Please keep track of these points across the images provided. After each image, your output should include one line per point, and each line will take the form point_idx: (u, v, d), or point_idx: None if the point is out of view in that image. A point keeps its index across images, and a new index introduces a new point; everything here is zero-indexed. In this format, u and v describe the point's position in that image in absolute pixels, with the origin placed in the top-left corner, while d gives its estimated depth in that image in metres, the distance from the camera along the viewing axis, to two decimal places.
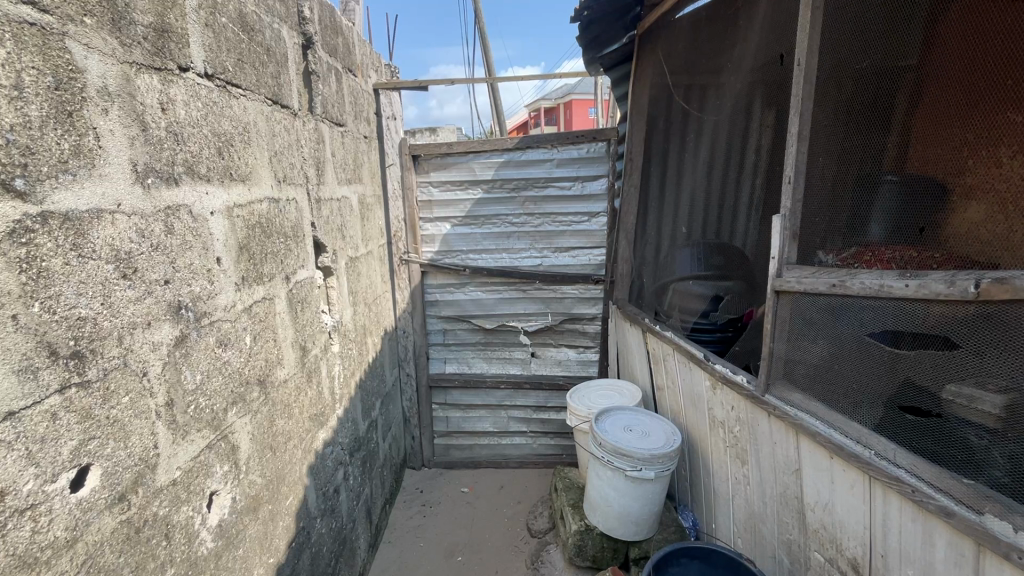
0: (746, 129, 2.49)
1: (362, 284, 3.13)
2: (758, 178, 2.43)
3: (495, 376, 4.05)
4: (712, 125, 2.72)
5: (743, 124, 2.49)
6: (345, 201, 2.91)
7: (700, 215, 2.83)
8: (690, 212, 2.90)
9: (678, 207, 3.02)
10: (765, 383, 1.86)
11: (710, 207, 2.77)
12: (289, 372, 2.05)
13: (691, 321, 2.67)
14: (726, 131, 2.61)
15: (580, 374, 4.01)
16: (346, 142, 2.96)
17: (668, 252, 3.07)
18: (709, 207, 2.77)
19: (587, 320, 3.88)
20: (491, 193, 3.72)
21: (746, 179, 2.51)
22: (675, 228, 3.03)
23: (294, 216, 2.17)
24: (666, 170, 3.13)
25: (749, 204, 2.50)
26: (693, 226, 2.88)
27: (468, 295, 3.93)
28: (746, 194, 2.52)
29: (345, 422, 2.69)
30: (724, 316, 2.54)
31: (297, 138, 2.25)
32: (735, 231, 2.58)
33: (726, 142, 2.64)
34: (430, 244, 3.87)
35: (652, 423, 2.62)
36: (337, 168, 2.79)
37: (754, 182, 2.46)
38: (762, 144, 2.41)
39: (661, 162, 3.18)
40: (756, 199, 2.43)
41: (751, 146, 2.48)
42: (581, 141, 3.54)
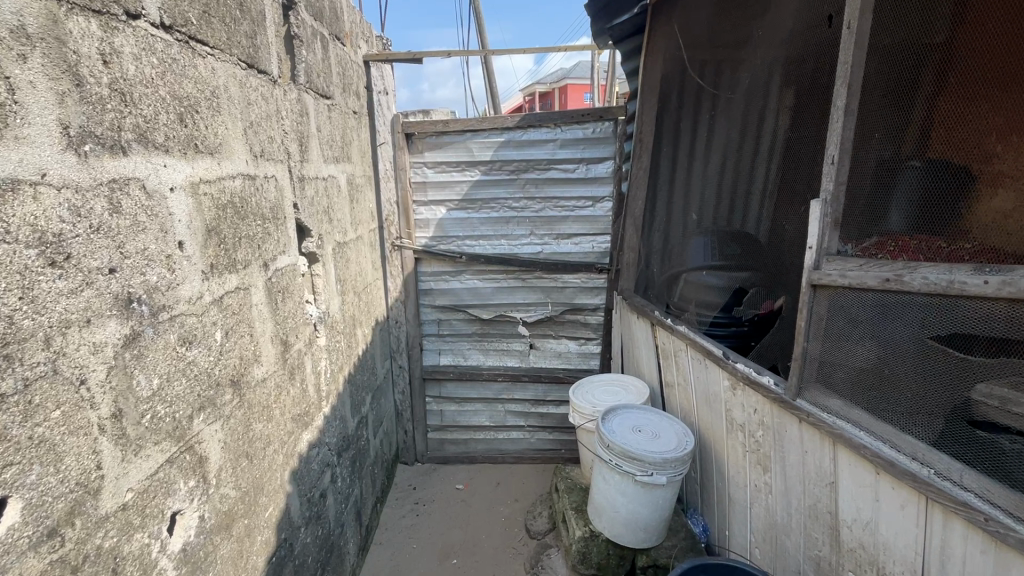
0: (762, 112, 2.50)
1: (350, 272, 2.91)
2: (773, 162, 2.46)
3: (492, 369, 3.87)
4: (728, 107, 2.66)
5: (759, 106, 2.49)
6: (333, 181, 2.68)
7: (712, 200, 2.72)
8: (705, 197, 2.75)
9: (689, 192, 2.88)
10: (797, 386, 1.68)
11: (718, 190, 2.70)
12: (268, 370, 1.84)
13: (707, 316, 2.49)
14: (746, 114, 2.56)
15: (581, 367, 3.84)
16: (333, 116, 2.71)
17: (677, 243, 2.90)
18: (720, 191, 2.69)
19: (589, 311, 3.69)
20: (490, 175, 3.50)
21: (760, 163, 2.51)
22: (685, 214, 2.88)
23: (273, 196, 1.94)
24: (677, 154, 2.97)
25: (766, 190, 2.49)
26: (704, 212, 2.74)
27: (464, 284, 3.73)
28: (759, 177, 2.52)
29: (332, 420, 2.50)
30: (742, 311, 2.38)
31: (277, 109, 2.02)
32: (745, 217, 2.55)
33: (744, 126, 2.58)
34: (424, 229, 3.65)
35: (662, 424, 2.47)
36: (323, 145, 2.55)
37: (769, 166, 2.47)
38: (779, 128, 2.42)
39: (672, 146, 3.00)
40: (772, 184, 2.45)
41: (767, 130, 2.48)
42: (586, 120, 3.30)
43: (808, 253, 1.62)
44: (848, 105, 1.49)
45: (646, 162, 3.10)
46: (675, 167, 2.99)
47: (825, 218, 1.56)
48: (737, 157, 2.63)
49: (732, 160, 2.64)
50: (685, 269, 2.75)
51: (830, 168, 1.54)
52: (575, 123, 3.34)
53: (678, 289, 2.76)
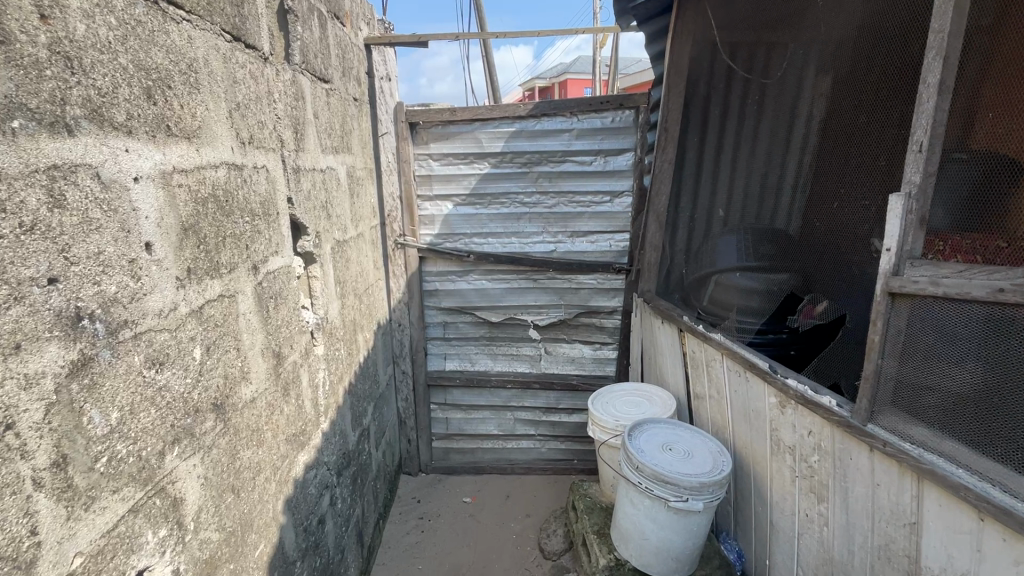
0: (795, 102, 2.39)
1: (350, 273, 2.68)
2: (807, 155, 2.31)
3: (501, 375, 3.65)
4: (762, 95, 2.55)
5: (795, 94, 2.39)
6: (332, 174, 2.44)
7: (741, 194, 2.56)
8: (737, 190, 2.60)
9: (717, 185, 2.73)
10: (868, 410, 1.46)
11: (748, 183, 2.55)
12: (258, 389, 1.62)
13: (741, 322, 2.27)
14: (779, 102, 2.47)
15: (595, 373, 3.62)
16: (332, 103, 2.47)
17: (702, 241, 2.74)
18: (751, 184, 2.53)
19: (605, 313, 3.47)
20: (500, 168, 3.26)
21: (793, 155, 2.36)
22: (713, 209, 2.73)
23: (263, 189, 1.70)
24: (704, 145, 2.81)
25: (798, 182, 2.33)
26: (732, 207, 2.60)
27: (472, 285, 3.50)
28: (791, 170, 2.36)
29: (331, 437, 2.28)
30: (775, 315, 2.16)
31: (268, 90, 1.78)
32: (777, 212, 2.38)
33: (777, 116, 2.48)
34: (429, 226, 3.42)
35: (694, 442, 2.25)
36: (322, 133, 2.31)
37: (802, 158, 2.32)
38: (814, 116, 2.29)
39: (699, 136, 2.82)
40: (805, 176, 2.30)
41: (801, 120, 2.36)
42: (605, 108, 3.06)
43: (884, 256, 1.40)
44: (942, 82, 1.26)
45: (672, 153, 2.80)
46: (701, 159, 2.83)
47: (909, 216, 1.33)
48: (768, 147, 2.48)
49: (763, 152, 2.50)
50: (713, 269, 2.57)
51: (918, 157, 1.30)
52: (593, 112, 3.10)
53: (706, 291, 2.59)
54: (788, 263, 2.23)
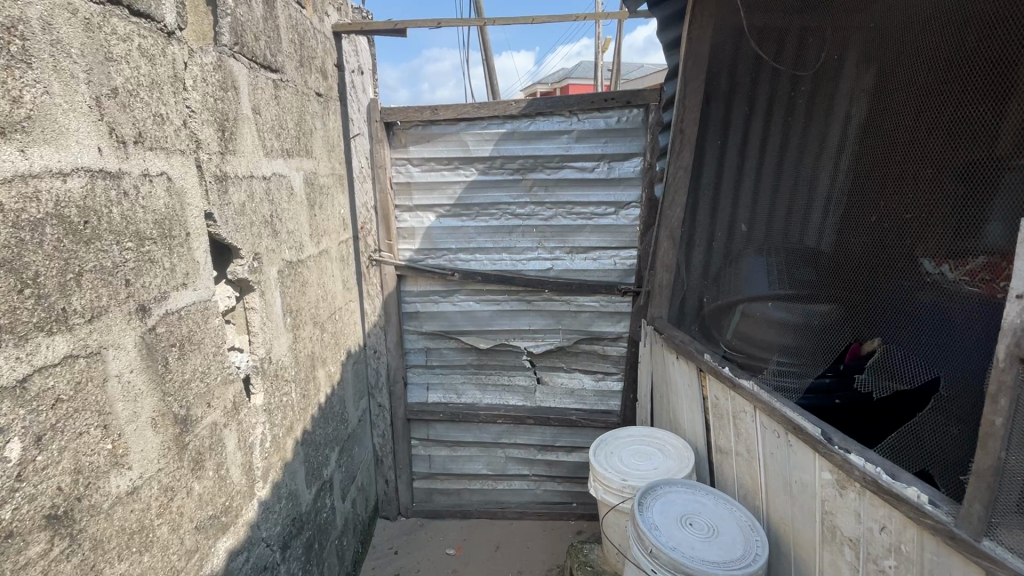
0: (830, 100, 1.86)
1: (309, 299, 2.28)
2: (841, 164, 1.78)
3: (491, 408, 3.24)
4: (790, 93, 2.05)
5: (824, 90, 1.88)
6: (282, 182, 2.03)
7: (766, 209, 2.13)
8: (761, 204, 2.16)
9: (739, 198, 2.30)
10: (984, 520, 1.04)
11: (772, 196, 2.10)
12: (145, 474, 1.20)
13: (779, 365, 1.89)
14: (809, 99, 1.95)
15: (597, 407, 3.20)
16: (282, 96, 2.06)
17: (724, 262, 2.34)
18: (777, 198, 2.08)
19: (608, 340, 3.05)
20: (489, 175, 2.86)
21: (825, 164, 1.85)
22: (732, 226, 2.32)
23: (163, 204, 1.30)
24: (723, 149, 2.40)
25: (828, 199, 1.82)
26: (758, 225, 2.17)
27: (458, 307, 3.09)
28: (822, 182, 1.86)
29: (274, 504, 1.87)
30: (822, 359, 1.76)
31: (176, 75, 1.37)
32: (806, 232, 1.91)
33: (805, 115, 1.97)
34: (409, 240, 3.01)
35: (719, 513, 1.83)
36: (265, 133, 1.90)
37: (835, 168, 1.80)
38: (852, 116, 1.75)
39: (719, 138, 2.41)
40: (837, 192, 1.78)
41: (835, 121, 1.82)
42: (609, 106, 2.65)
43: (1009, 306, 0.99)
44: None
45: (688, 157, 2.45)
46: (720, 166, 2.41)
47: None
48: (797, 153, 2.00)
49: (790, 159, 2.03)
50: (741, 297, 2.19)
51: None
52: (595, 111, 2.69)
53: (732, 322, 2.22)
54: (824, 296, 1.81)
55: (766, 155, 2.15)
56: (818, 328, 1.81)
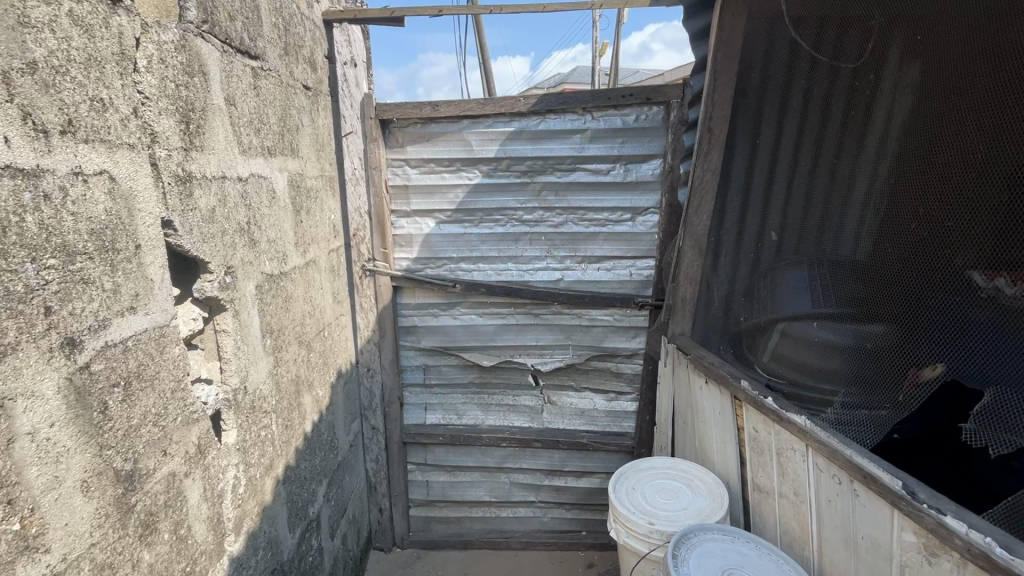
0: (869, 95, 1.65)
1: (293, 316, 2.02)
2: (880, 167, 1.58)
3: (494, 431, 2.98)
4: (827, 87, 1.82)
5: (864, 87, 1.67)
6: (262, 184, 1.78)
7: (803, 217, 1.90)
8: (796, 212, 1.93)
9: (769, 204, 2.07)
10: None
11: (808, 203, 1.88)
12: (71, 554, 0.95)
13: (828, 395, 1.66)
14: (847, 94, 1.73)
15: (609, 430, 2.95)
16: (263, 87, 1.82)
17: (752, 275, 2.13)
18: (815, 205, 1.85)
19: (622, 357, 2.81)
20: (494, 178, 2.61)
21: (864, 166, 1.65)
22: (761, 235, 2.10)
23: (103, 211, 1.04)
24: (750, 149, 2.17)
25: (866, 206, 1.62)
26: (790, 234, 1.95)
27: (459, 320, 2.84)
28: (859, 186, 1.66)
29: (249, 558, 1.61)
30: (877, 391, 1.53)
31: (125, 53, 1.12)
32: (843, 242, 1.71)
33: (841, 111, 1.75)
34: (406, 248, 2.76)
35: (765, 568, 1.59)
36: (242, 127, 1.65)
37: (874, 171, 1.60)
38: (894, 113, 1.55)
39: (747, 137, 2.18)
40: (876, 198, 1.58)
41: (874, 118, 1.62)
42: (627, 103, 2.42)
43: None
44: None
45: (717, 160, 2.22)
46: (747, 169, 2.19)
47: None
48: (833, 154, 1.79)
49: (824, 160, 1.82)
50: (775, 314, 1.97)
51: None
52: (611, 108, 2.46)
53: (765, 342, 1.99)
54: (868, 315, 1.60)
55: (798, 156, 1.94)
56: (867, 353, 1.59)
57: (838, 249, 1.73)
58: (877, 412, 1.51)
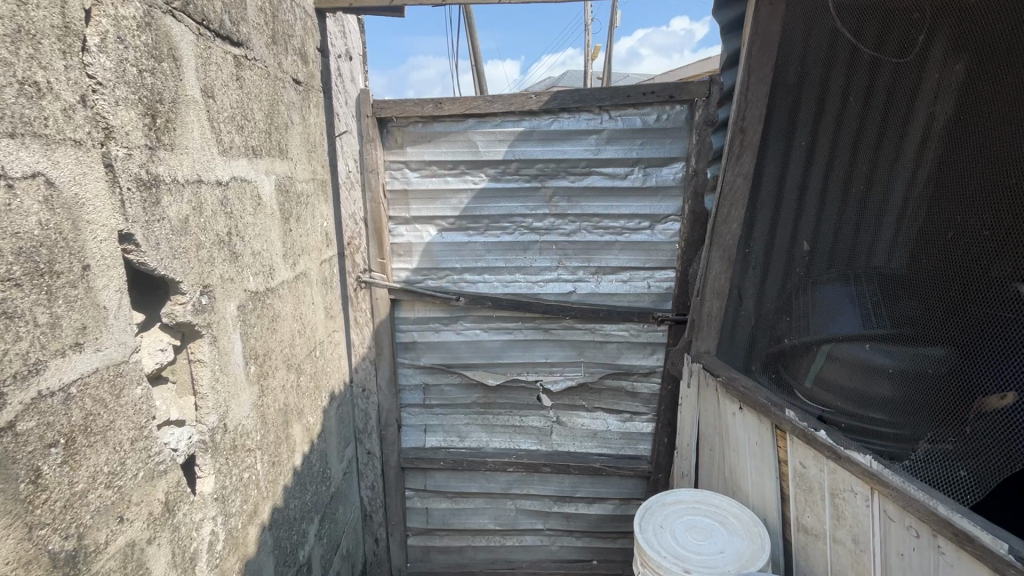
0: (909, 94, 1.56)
1: (281, 337, 1.80)
2: (921, 169, 1.52)
3: (500, 454, 2.77)
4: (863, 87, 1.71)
5: (914, 85, 1.54)
6: (245, 189, 1.56)
7: (849, 227, 1.72)
8: (841, 221, 1.75)
9: (806, 212, 1.88)
10: None
11: (855, 211, 1.71)
12: None
13: (883, 426, 1.49)
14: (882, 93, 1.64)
15: (623, 452, 2.76)
16: (248, 79, 1.59)
17: (781, 288, 1.96)
18: (864, 213, 1.67)
19: (638, 375, 2.62)
20: (501, 182, 2.41)
21: (902, 168, 1.57)
22: (796, 246, 1.92)
23: (36, 225, 0.82)
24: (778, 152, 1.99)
25: (906, 211, 1.54)
26: (822, 242, 1.82)
27: (462, 336, 2.63)
28: (898, 190, 1.57)
29: None
30: (939, 424, 1.36)
31: (69, 26, 0.90)
32: (881, 250, 1.61)
33: (877, 112, 1.66)
34: (405, 258, 2.55)
35: None
36: (222, 123, 1.43)
37: (915, 174, 1.53)
38: (938, 113, 1.49)
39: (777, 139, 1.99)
40: (918, 201, 1.50)
41: (914, 118, 1.55)
42: (647, 102, 2.23)
43: None
44: None
45: (748, 163, 2.02)
46: (774, 173, 2.01)
47: None
48: (867, 156, 1.69)
49: (858, 163, 1.72)
50: (812, 331, 1.81)
51: None
52: (630, 107, 2.27)
53: (800, 363, 1.82)
54: (913, 330, 1.49)
55: (827, 160, 1.83)
56: (931, 382, 1.40)
57: (874, 258, 1.63)
58: (941, 446, 1.32)
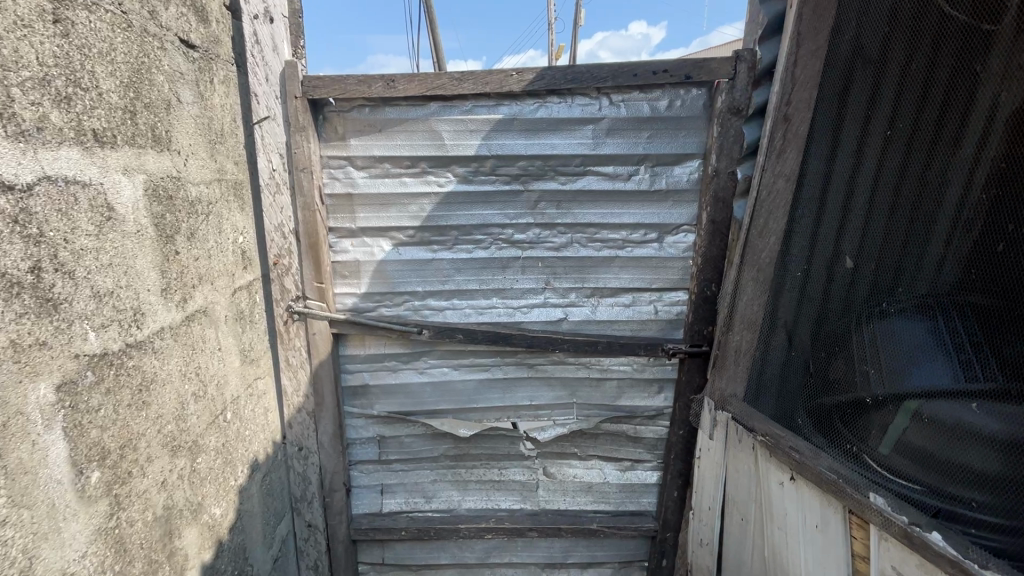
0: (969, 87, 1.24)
1: (160, 411, 1.24)
2: (974, 180, 1.23)
3: (475, 518, 2.27)
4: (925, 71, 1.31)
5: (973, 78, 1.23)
6: (77, 197, 0.99)
7: (917, 246, 1.33)
8: (929, 237, 1.31)
9: (848, 225, 1.51)
10: None
11: (915, 228, 1.33)
12: None
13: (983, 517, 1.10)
14: (939, 82, 1.29)
15: (622, 509, 2.31)
16: (86, 24, 1.03)
17: (818, 318, 1.57)
18: (910, 230, 1.34)
19: (642, 418, 2.16)
20: (474, 184, 1.90)
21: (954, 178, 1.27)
22: (856, 267, 1.47)
23: None
24: (821, 147, 1.54)
25: (955, 229, 1.25)
26: (865, 263, 1.45)
27: (426, 376, 2.10)
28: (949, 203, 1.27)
29: None
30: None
31: None
32: (931, 276, 1.30)
33: (933, 105, 1.30)
34: (351, 281, 2.00)
35: None
36: (17, 89, 0.86)
37: (968, 185, 1.24)
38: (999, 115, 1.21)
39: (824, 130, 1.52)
40: (970, 218, 1.22)
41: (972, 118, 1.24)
42: (656, 83, 1.77)
43: None
44: None
45: (794, 162, 1.58)
46: (814, 174, 1.57)
47: None
48: (912, 160, 1.35)
49: (903, 167, 1.37)
50: (872, 379, 1.38)
51: None
52: (635, 90, 1.80)
53: (861, 423, 1.39)
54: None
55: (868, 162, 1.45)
56: None
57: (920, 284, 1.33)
58: None
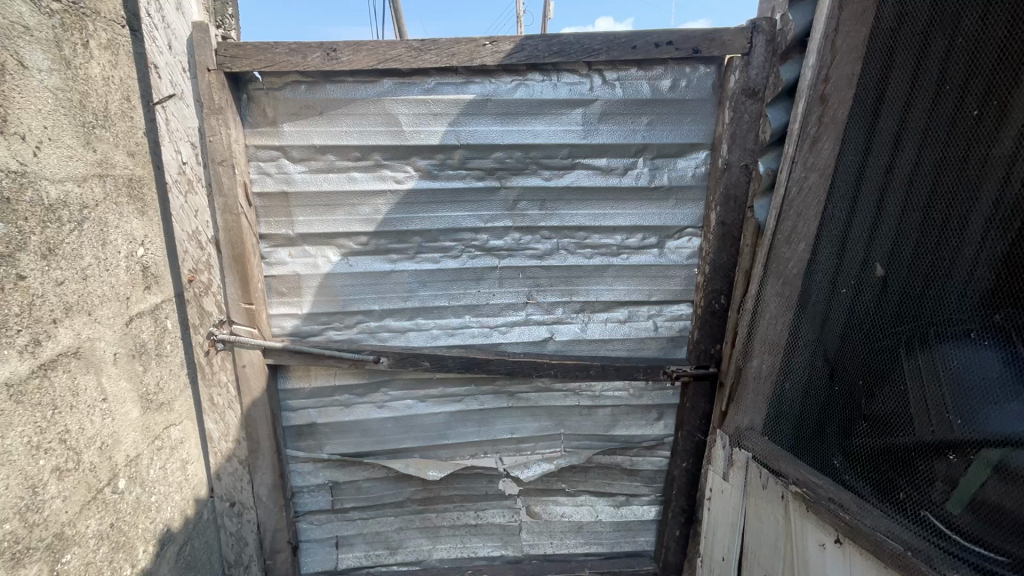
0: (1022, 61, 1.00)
1: None
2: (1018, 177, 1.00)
3: (449, 570, 1.95)
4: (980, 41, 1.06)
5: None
6: None
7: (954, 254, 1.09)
8: (994, 245, 1.02)
9: (881, 228, 1.25)
10: None
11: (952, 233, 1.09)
12: None
13: None
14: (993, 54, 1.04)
15: (616, 550, 2.03)
16: None
17: (854, 339, 1.30)
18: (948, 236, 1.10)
19: (640, 449, 1.88)
20: (439, 180, 1.56)
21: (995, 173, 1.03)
22: (903, 282, 1.19)
23: None
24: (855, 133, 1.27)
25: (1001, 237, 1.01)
26: (902, 273, 1.20)
27: (385, 411, 1.76)
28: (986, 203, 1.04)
29: None
30: None
31: None
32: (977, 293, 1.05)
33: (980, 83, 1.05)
34: (291, 299, 1.64)
35: None
36: None
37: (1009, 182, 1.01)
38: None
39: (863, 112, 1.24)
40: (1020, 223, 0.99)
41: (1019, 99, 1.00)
42: (659, 58, 1.47)
43: None
44: None
45: (829, 152, 1.29)
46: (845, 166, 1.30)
47: None
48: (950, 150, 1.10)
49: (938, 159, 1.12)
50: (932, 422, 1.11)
51: None
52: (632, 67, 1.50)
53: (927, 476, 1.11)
54: None
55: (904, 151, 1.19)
56: None
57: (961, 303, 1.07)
58: None
